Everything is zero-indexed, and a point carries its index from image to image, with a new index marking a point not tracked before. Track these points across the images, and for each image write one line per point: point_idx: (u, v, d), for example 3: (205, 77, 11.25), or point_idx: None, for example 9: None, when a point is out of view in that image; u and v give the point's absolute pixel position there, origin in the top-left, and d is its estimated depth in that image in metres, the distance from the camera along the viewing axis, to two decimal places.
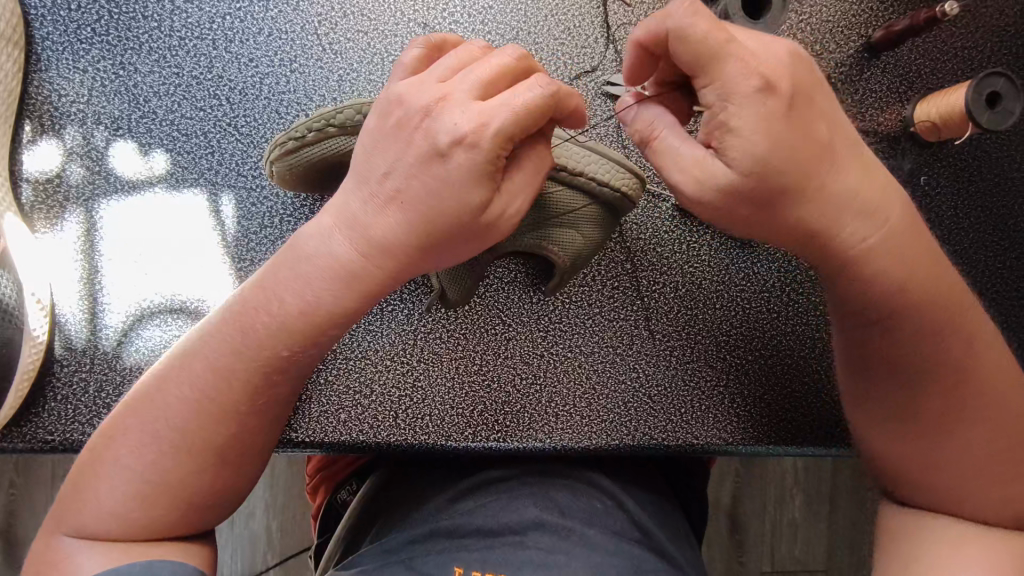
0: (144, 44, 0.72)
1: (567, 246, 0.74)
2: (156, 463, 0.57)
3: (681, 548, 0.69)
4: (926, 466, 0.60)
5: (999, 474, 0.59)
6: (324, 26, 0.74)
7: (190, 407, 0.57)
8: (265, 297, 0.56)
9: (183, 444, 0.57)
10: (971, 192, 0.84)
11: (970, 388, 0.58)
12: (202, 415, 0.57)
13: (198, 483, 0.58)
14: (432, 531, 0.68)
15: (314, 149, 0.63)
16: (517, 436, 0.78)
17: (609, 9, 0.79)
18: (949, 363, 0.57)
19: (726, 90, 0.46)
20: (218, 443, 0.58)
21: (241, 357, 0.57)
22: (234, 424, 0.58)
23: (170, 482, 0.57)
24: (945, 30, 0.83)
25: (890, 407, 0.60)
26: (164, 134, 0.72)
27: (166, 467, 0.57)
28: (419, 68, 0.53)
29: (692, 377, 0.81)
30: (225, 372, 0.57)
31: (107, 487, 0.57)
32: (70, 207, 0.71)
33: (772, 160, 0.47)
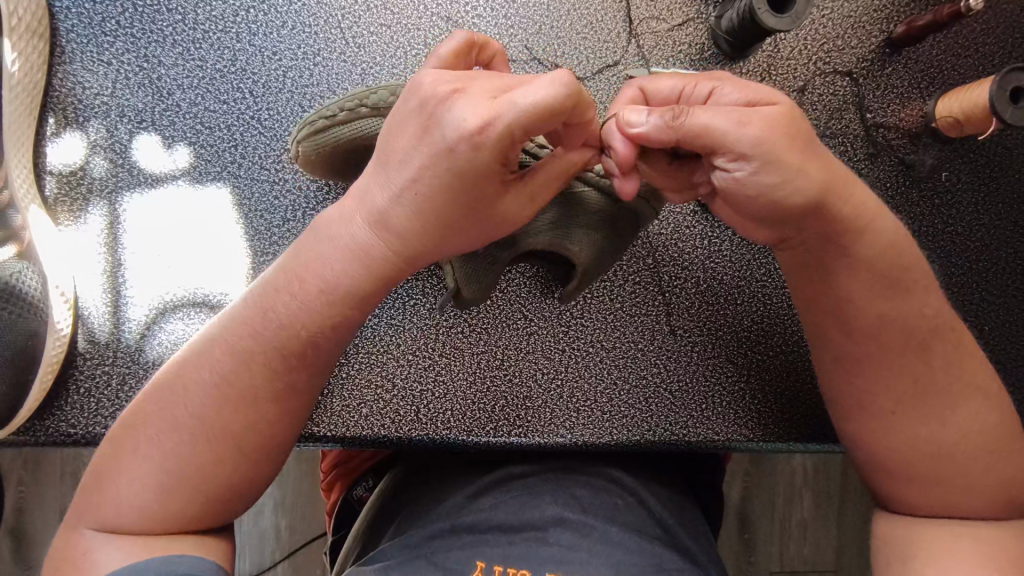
0: (168, 37, 0.72)
1: (585, 246, 0.72)
2: (181, 456, 0.56)
3: (702, 546, 0.69)
4: (940, 461, 0.60)
5: (997, 473, 0.60)
6: (348, 20, 0.74)
7: (214, 399, 0.57)
8: (294, 285, 0.56)
9: (207, 437, 0.56)
10: (991, 188, 0.84)
11: (967, 378, 0.60)
12: (225, 408, 0.57)
13: (221, 477, 0.57)
14: (453, 527, 0.67)
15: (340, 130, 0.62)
16: (538, 431, 0.78)
17: (632, 3, 0.79)
18: (946, 355, 0.59)
19: (738, 84, 0.51)
20: (240, 438, 0.57)
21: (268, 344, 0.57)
22: (258, 417, 0.58)
23: (192, 476, 0.56)
24: (967, 26, 0.83)
25: (897, 405, 0.60)
26: (187, 128, 0.72)
27: (188, 460, 0.56)
28: (451, 63, 0.51)
29: (713, 373, 0.81)
30: (253, 362, 0.57)
31: (130, 480, 0.56)
32: (93, 199, 0.71)
33: (794, 128, 0.48)
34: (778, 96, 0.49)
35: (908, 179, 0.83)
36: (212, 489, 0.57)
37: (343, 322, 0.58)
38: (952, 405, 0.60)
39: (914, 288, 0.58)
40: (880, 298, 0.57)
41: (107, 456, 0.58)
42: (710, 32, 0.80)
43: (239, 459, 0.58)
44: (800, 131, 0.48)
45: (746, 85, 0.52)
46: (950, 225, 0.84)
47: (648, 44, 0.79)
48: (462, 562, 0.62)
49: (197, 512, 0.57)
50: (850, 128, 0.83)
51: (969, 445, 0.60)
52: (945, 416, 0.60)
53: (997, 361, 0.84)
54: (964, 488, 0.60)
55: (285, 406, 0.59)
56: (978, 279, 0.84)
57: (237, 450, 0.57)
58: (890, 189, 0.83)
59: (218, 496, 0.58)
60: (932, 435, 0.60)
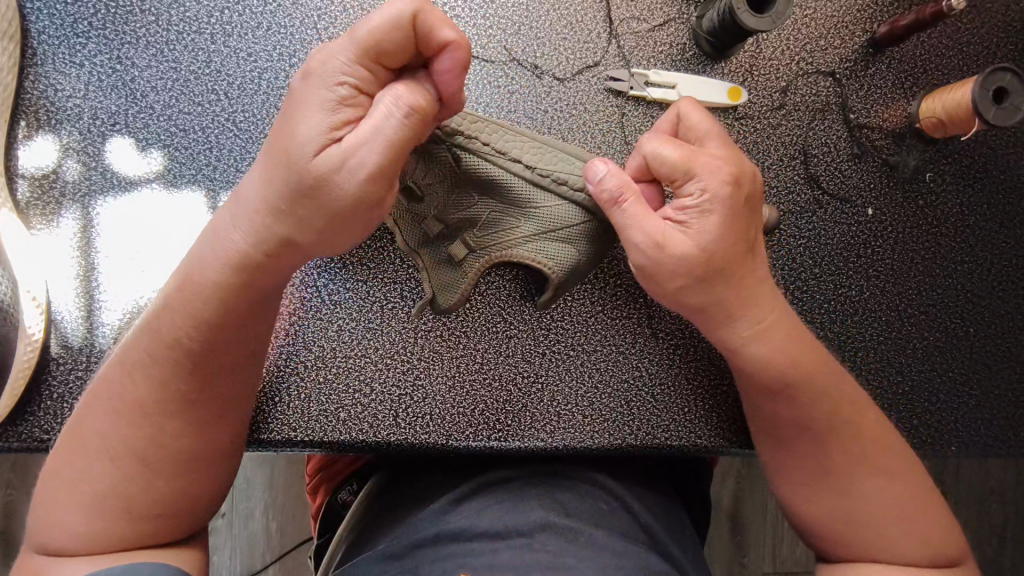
0: (142, 38, 0.71)
1: (560, 260, 0.72)
2: (137, 456, 0.57)
3: (686, 549, 0.69)
4: (852, 527, 0.64)
5: (915, 524, 0.64)
6: (324, 21, 0.73)
7: (153, 394, 0.58)
8: (231, 270, 0.56)
9: (158, 435, 0.58)
10: (977, 188, 0.83)
11: (879, 459, 0.65)
12: (163, 400, 0.58)
13: (180, 474, 0.59)
14: (436, 535, 0.66)
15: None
16: (518, 436, 0.77)
17: (612, 3, 0.78)
18: (861, 442, 0.65)
19: (702, 203, 0.60)
20: (186, 429, 0.59)
21: (203, 334, 0.57)
22: (194, 406, 0.59)
23: (156, 478, 0.58)
24: (951, 25, 0.82)
25: (797, 464, 0.67)
26: (161, 130, 0.71)
27: (148, 462, 0.58)
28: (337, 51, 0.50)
29: (695, 375, 0.80)
30: (189, 353, 0.58)
31: (92, 485, 0.57)
32: (66, 203, 0.70)
33: (707, 254, 0.60)
34: (714, 233, 0.59)
35: (892, 180, 0.83)
36: (173, 490, 0.59)
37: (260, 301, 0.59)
38: (866, 477, 0.64)
39: (823, 375, 0.65)
40: (784, 371, 0.64)
41: (69, 462, 0.58)
42: (691, 33, 0.80)
43: (193, 454, 0.59)
44: (710, 266, 0.60)
45: (712, 204, 0.59)
46: (936, 226, 0.83)
47: (629, 44, 0.78)
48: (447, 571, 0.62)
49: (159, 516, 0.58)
50: (834, 129, 0.82)
51: (885, 514, 0.64)
52: (855, 492, 0.64)
53: (985, 361, 0.83)
54: (884, 550, 0.63)
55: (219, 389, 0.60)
56: (964, 282, 0.83)
57: (191, 444, 0.59)
58: (874, 191, 0.83)
59: (179, 494, 0.59)
60: (841, 502, 0.64)
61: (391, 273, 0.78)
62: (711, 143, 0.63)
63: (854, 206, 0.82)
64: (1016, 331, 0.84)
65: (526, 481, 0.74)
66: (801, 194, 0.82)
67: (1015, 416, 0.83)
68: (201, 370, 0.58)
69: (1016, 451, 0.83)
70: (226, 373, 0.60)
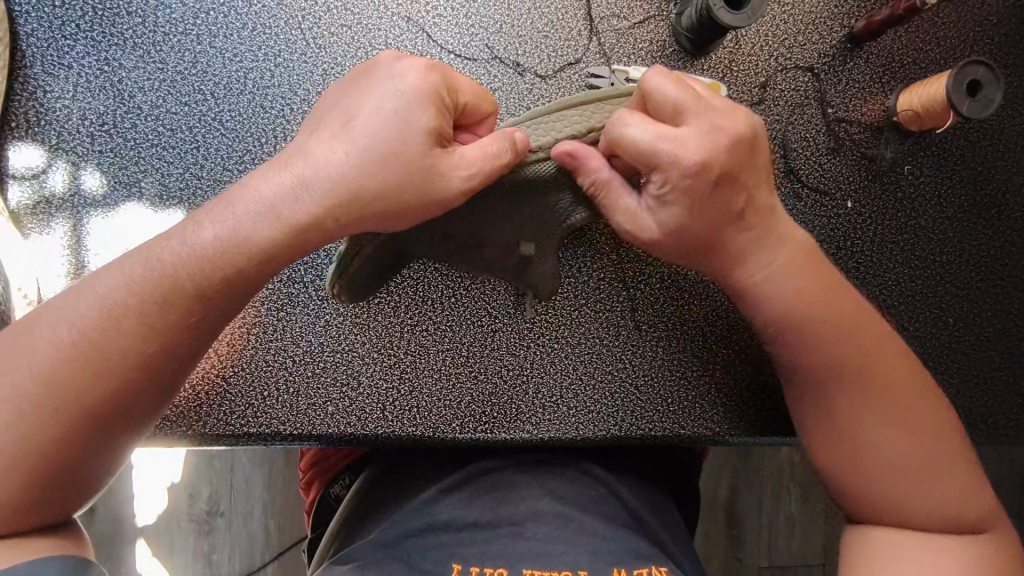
0: (129, 40, 0.73)
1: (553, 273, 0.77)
2: (45, 421, 0.53)
3: (673, 534, 0.71)
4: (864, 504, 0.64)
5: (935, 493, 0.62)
6: (309, 21, 0.75)
7: (75, 356, 0.53)
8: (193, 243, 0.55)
9: (69, 403, 0.53)
10: (955, 181, 0.85)
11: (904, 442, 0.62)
12: (85, 370, 0.53)
13: (92, 451, 0.55)
14: (430, 524, 0.68)
15: (347, 274, 0.71)
16: (504, 427, 0.79)
17: (592, 1, 0.80)
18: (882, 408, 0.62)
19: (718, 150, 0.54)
20: (114, 417, 0.55)
21: (144, 309, 0.54)
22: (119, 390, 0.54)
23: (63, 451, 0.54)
24: (927, 20, 0.84)
25: (816, 436, 0.66)
26: (149, 130, 0.72)
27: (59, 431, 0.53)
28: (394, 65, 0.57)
29: (679, 367, 0.82)
30: (127, 327, 0.54)
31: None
32: (55, 204, 0.71)
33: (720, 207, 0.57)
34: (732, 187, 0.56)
35: (870, 173, 0.84)
36: (94, 472, 0.57)
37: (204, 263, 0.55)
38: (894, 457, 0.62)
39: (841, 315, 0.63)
40: (821, 322, 0.62)
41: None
42: (671, 30, 0.81)
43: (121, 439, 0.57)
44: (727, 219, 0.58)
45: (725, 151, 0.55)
46: (915, 218, 0.84)
47: (609, 42, 0.80)
48: (438, 560, 0.63)
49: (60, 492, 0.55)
50: (812, 123, 0.83)
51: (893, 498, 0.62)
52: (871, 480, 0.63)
53: (965, 351, 0.84)
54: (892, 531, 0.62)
55: (155, 385, 0.56)
56: (940, 273, 0.84)
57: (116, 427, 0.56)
58: (853, 183, 0.84)
59: (85, 479, 0.57)
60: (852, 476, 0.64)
61: None
62: (721, 96, 0.57)
63: (834, 198, 0.84)
64: (995, 320, 0.85)
65: (516, 470, 0.75)
66: (780, 187, 0.83)
67: (996, 405, 0.84)
68: (140, 357, 0.54)
69: (999, 439, 0.84)
70: (161, 371, 0.56)
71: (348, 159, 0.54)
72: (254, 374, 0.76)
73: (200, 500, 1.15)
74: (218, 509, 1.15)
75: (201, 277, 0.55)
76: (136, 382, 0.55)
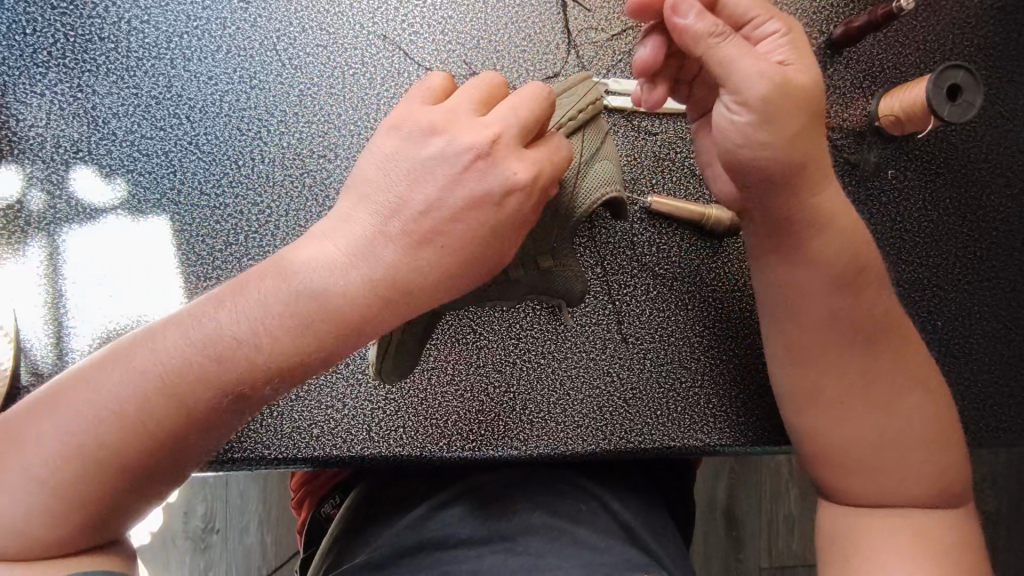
0: (102, 66, 0.72)
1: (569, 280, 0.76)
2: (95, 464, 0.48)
3: (667, 546, 0.71)
4: (856, 461, 0.65)
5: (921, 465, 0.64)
6: (284, 42, 0.74)
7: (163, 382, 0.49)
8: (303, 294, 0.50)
9: (108, 462, 0.48)
10: (939, 184, 0.85)
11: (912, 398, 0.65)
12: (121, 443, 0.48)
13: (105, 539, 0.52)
14: (422, 543, 0.67)
15: (393, 350, 0.69)
16: (491, 445, 0.78)
17: (569, 14, 0.79)
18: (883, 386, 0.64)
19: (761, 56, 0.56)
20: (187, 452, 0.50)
21: (226, 356, 0.49)
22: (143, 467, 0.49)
23: (130, 456, 0.48)
24: (906, 24, 0.84)
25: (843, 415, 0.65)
26: (124, 156, 0.72)
27: (135, 437, 0.48)
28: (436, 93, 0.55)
29: (667, 378, 0.81)
30: (220, 364, 0.49)
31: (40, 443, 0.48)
32: (31, 232, 0.70)
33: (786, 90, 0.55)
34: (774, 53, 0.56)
35: (854, 177, 0.84)
36: (159, 488, 0.52)
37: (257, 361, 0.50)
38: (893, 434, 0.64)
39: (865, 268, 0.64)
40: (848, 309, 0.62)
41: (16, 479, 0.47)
42: None
43: (180, 470, 0.52)
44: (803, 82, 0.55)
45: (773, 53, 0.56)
46: (899, 223, 0.84)
47: (588, 55, 0.79)
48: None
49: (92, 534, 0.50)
50: None
51: (885, 450, 0.64)
52: (863, 439, 0.64)
53: (956, 352, 0.84)
54: (880, 491, 0.64)
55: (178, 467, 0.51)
56: (928, 276, 0.84)
57: (190, 449, 0.51)
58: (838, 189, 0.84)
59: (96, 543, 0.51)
60: (846, 436, 0.65)
61: None
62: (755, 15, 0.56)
63: None
64: (984, 321, 0.85)
65: (509, 482, 0.75)
66: None
67: (988, 406, 0.84)
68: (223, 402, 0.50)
69: (994, 439, 0.84)
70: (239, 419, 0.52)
71: (379, 222, 0.52)
72: None
73: (196, 517, 1.14)
74: (215, 526, 1.14)
75: (254, 361, 0.50)
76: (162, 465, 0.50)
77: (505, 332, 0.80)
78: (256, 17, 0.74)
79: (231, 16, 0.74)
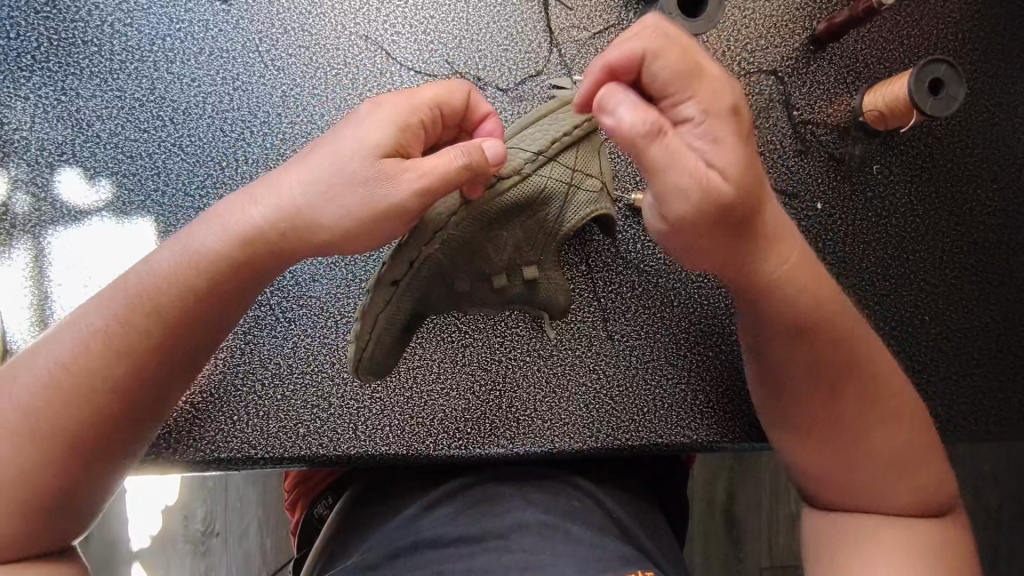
0: (85, 69, 0.73)
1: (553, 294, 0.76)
2: (47, 428, 0.54)
3: (656, 543, 0.70)
4: (852, 477, 0.63)
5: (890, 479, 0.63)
6: (266, 43, 0.75)
7: (91, 336, 0.55)
8: (201, 246, 0.56)
9: (56, 426, 0.54)
10: (925, 179, 0.85)
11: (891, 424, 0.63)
12: (71, 403, 0.54)
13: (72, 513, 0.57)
14: (414, 543, 0.67)
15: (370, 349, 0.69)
16: (479, 443, 0.78)
17: (551, 13, 0.79)
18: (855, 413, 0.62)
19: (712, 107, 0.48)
20: (136, 402, 0.57)
21: (163, 299, 0.56)
22: (90, 426, 0.55)
23: (67, 419, 0.54)
24: (889, 19, 0.84)
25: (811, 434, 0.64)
26: (108, 158, 0.72)
27: (88, 391, 0.55)
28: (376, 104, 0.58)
29: (653, 375, 0.81)
30: (144, 307, 0.56)
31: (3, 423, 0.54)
32: (17, 235, 0.71)
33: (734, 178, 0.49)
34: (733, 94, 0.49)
35: (839, 173, 0.84)
36: (111, 450, 0.57)
37: (195, 308, 0.57)
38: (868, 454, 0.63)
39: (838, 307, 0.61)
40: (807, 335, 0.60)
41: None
42: None
43: (137, 424, 0.58)
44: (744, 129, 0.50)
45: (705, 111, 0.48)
46: (886, 219, 0.84)
47: (570, 53, 0.79)
48: None
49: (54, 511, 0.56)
50: (779, 126, 0.83)
51: (877, 457, 0.63)
52: (862, 456, 0.63)
53: (945, 349, 0.84)
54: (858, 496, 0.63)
55: (121, 431, 0.57)
56: (916, 270, 0.84)
57: (147, 396, 0.57)
58: (823, 184, 0.83)
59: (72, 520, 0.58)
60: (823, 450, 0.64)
61: (346, 289, 0.79)
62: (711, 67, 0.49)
63: (802, 201, 0.83)
64: (974, 315, 0.85)
65: (500, 482, 0.75)
66: None
67: (977, 400, 0.84)
68: (154, 337, 0.56)
69: (984, 434, 0.84)
70: (179, 353, 0.58)
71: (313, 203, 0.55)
72: (224, 397, 0.75)
73: (193, 522, 1.14)
74: (212, 530, 1.14)
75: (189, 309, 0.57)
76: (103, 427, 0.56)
77: (491, 331, 0.80)
78: (238, 19, 0.75)
79: (213, 19, 0.74)
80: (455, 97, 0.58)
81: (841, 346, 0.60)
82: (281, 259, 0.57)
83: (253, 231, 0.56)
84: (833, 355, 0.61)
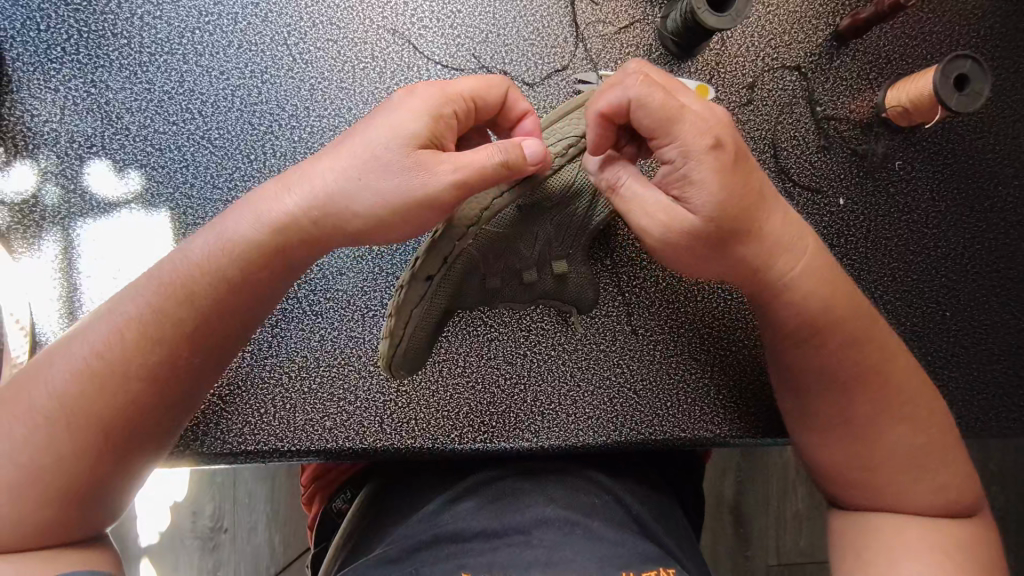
0: (115, 61, 0.73)
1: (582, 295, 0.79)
2: (82, 419, 0.54)
3: (676, 539, 0.70)
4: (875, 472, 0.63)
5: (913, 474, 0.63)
6: (295, 36, 0.75)
7: (126, 325, 0.56)
8: (234, 233, 0.57)
9: (91, 415, 0.54)
10: (947, 175, 0.85)
11: (913, 417, 0.63)
12: (103, 392, 0.54)
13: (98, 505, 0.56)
14: (436, 536, 0.66)
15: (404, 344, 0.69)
16: (504, 437, 0.78)
17: (577, 8, 0.80)
18: (875, 409, 0.63)
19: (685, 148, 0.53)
20: (166, 389, 0.57)
21: (199, 292, 0.57)
22: (122, 415, 0.55)
23: (102, 408, 0.54)
24: (912, 16, 0.84)
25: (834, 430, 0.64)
26: (137, 150, 0.72)
27: (122, 379, 0.55)
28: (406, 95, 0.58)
29: (677, 370, 0.81)
30: (180, 297, 0.56)
31: (35, 410, 0.54)
32: (46, 226, 0.71)
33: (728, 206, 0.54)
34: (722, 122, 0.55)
35: (862, 169, 0.84)
36: (142, 440, 0.57)
37: (228, 299, 0.57)
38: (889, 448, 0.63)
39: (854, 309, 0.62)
40: (822, 339, 0.62)
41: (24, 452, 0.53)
42: (657, 33, 0.81)
43: (169, 410, 0.58)
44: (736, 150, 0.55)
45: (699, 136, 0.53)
46: (907, 214, 0.84)
47: (595, 47, 0.80)
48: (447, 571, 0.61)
49: (81, 502, 0.55)
50: (802, 122, 0.83)
51: (898, 452, 0.63)
52: (874, 456, 0.63)
53: (964, 345, 0.84)
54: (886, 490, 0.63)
55: (153, 422, 0.57)
56: (937, 266, 0.84)
57: (179, 381, 0.57)
58: (845, 180, 0.84)
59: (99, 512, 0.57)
60: (844, 448, 0.64)
61: (373, 283, 0.79)
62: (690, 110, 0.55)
63: (825, 197, 0.83)
64: (992, 312, 0.85)
65: (522, 477, 0.74)
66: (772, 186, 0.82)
67: (995, 397, 0.84)
68: (187, 327, 0.56)
69: (1002, 431, 0.84)
70: (212, 343, 0.58)
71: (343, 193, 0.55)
72: (251, 389, 0.76)
73: (204, 517, 1.14)
74: (223, 525, 1.14)
75: (221, 301, 0.57)
76: (136, 418, 0.55)
77: (517, 325, 0.80)
78: (267, 12, 0.75)
79: (242, 12, 0.75)
80: (493, 93, 0.58)
81: (857, 347, 0.62)
82: (313, 248, 0.58)
83: (286, 218, 0.56)
84: (859, 350, 0.62)
